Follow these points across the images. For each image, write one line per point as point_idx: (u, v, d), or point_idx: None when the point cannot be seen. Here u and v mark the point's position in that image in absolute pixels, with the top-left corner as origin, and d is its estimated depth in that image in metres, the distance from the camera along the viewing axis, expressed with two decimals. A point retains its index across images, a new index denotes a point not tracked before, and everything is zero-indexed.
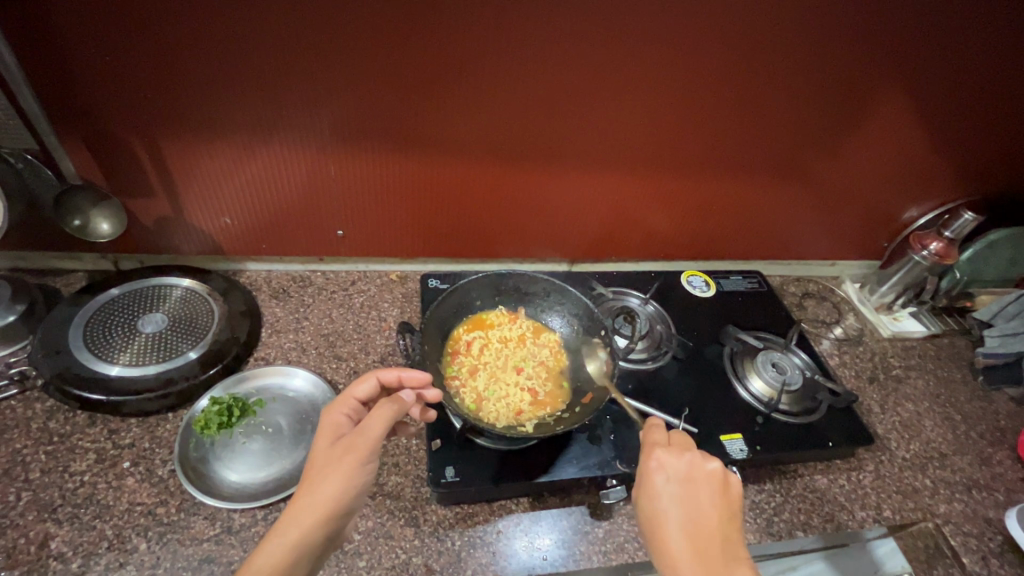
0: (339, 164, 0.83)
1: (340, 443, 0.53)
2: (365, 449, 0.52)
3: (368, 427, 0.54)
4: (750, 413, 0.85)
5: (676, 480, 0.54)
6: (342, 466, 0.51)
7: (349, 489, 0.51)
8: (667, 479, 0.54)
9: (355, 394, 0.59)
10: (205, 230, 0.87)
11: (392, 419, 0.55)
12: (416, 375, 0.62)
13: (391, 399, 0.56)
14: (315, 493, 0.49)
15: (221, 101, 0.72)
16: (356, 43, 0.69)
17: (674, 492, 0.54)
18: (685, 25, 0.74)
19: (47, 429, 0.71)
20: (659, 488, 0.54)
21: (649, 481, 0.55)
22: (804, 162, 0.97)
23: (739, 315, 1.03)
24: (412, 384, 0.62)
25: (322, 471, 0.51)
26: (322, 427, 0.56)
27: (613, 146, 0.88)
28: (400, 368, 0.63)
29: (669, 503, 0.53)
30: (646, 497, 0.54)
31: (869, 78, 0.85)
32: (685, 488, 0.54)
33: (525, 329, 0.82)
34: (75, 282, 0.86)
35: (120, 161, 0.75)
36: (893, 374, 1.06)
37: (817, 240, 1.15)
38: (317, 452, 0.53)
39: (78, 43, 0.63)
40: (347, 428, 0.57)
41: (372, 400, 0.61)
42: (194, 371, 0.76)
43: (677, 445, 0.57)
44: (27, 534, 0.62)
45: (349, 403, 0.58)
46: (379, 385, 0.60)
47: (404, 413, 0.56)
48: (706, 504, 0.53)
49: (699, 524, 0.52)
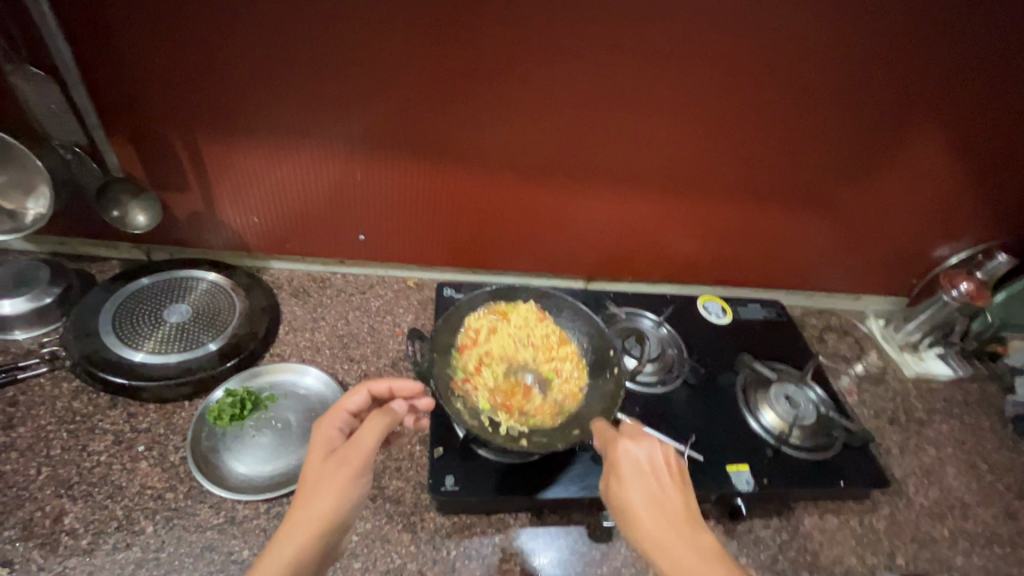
0: (365, 171, 0.85)
1: (332, 458, 0.54)
2: (358, 462, 0.54)
3: (360, 441, 0.55)
4: (759, 445, 0.84)
5: (642, 464, 0.57)
6: (335, 481, 0.52)
7: (344, 502, 0.51)
8: (634, 464, 0.57)
9: (345, 407, 0.60)
10: (235, 227, 0.90)
11: (384, 430, 0.57)
12: (406, 384, 0.64)
13: (382, 411, 0.58)
14: (311, 507, 0.50)
15: (259, 104, 0.75)
16: (390, 55, 0.72)
17: (643, 475, 0.57)
18: (715, 50, 0.75)
19: (71, 409, 0.74)
20: (626, 474, 0.57)
21: (618, 465, 0.58)
22: (831, 192, 0.96)
23: (755, 344, 1.01)
24: (401, 395, 0.64)
25: (316, 485, 0.52)
26: (314, 441, 0.57)
27: (635, 167, 0.89)
28: (389, 380, 0.64)
29: (634, 486, 0.56)
30: (615, 484, 0.57)
31: (901, 111, 0.84)
32: (650, 474, 0.57)
33: (550, 334, 0.81)
34: (109, 270, 0.90)
35: (160, 157, 0.79)
36: (916, 417, 1.02)
37: (841, 273, 1.12)
38: (310, 467, 0.54)
39: (132, 44, 0.67)
40: (340, 441, 0.58)
41: (363, 412, 0.63)
42: (212, 363, 0.79)
43: (641, 435, 0.61)
44: (44, 508, 0.65)
45: (341, 415, 0.59)
46: (370, 397, 0.62)
47: (395, 424, 0.59)
48: (668, 486, 0.56)
49: (664, 505, 0.54)
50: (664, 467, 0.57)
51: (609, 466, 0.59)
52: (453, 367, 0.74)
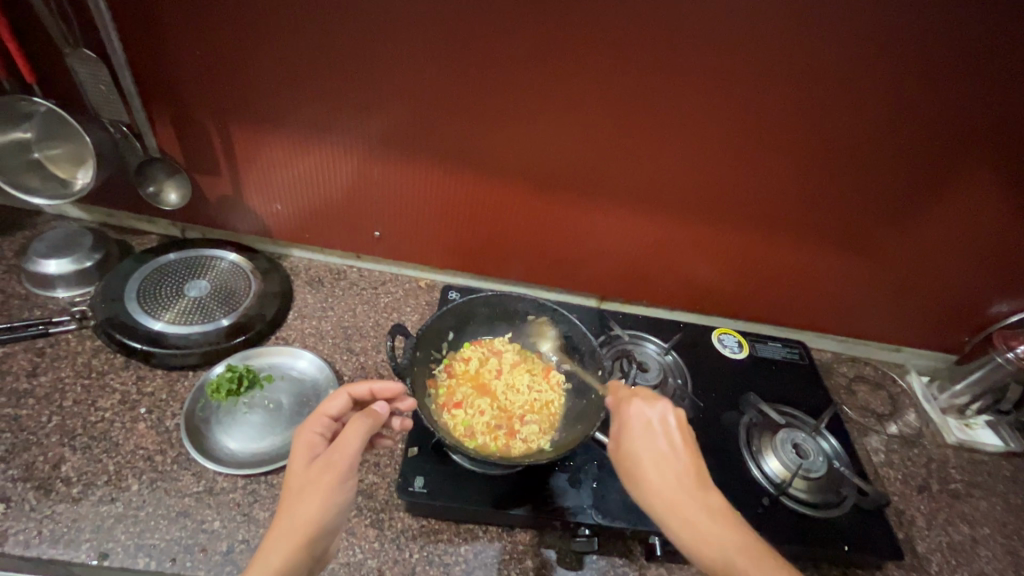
0: (382, 169, 0.87)
1: (316, 463, 0.54)
2: (342, 466, 0.53)
3: (342, 446, 0.54)
4: (755, 492, 0.78)
5: (652, 424, 0.58)
6: (320, 486, 0.52)
7: (330, 507, 0.51)
8: (644, 425, 0.59)
9: (326, 410, 0.59)
10: (260, 214, 0.95)
11: (367, 432, 0.56)
12: (388, 385, 0.64)
13: (363, 413, 0.57)
14: (294, 515, 0.50)
15: (284, 98, 0.79)
16: (407, 57, 0.74)
17: (653, 436, 0.57)
18: (740, 72, 0.71)
19: (88, 366, 0.80)
20: (637, 434, 0.58)
21: (629, 425, 0.59)
22: (868, 231, 0.89)
23: (769, 386, 0.95)
24: (384, 396, 0.64)
25: (300, 493, 0.52)
26: (296, 448, 0.56)
27: (651, 187, 0.86)
28: (370, 381, 0.64)
29: (645, 444, 0.57)
30: (625, 442, 0.59)
31: (952, 151, 0.77)
32: (659, 433, 0.58)
33: (550, 400, 0.79)
34: (147, 242, 0.97)
35: (195, 141, 0.85)
36: (951, 488, 0.92)
37: (878, 320, 1.04)
38: (295, 474, 0.54)
39: (174, 34, 0.73)
40: (323, 446, 0.57)
41: (346, 415, 0.62)
42: (219, 338, 0.83)
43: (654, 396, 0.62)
44: (46, 453, 0.70)
45: (321, 420, 0.58)
46: (351, 400, 0.61)
47: (377, 426, 0.58)
48: (677, 444, 0.57)
49: (673, 462, 0.56)
50: (674, 430, 0.58)
51: (619, 426, 0.61)
52: (471, 362, 0.82)
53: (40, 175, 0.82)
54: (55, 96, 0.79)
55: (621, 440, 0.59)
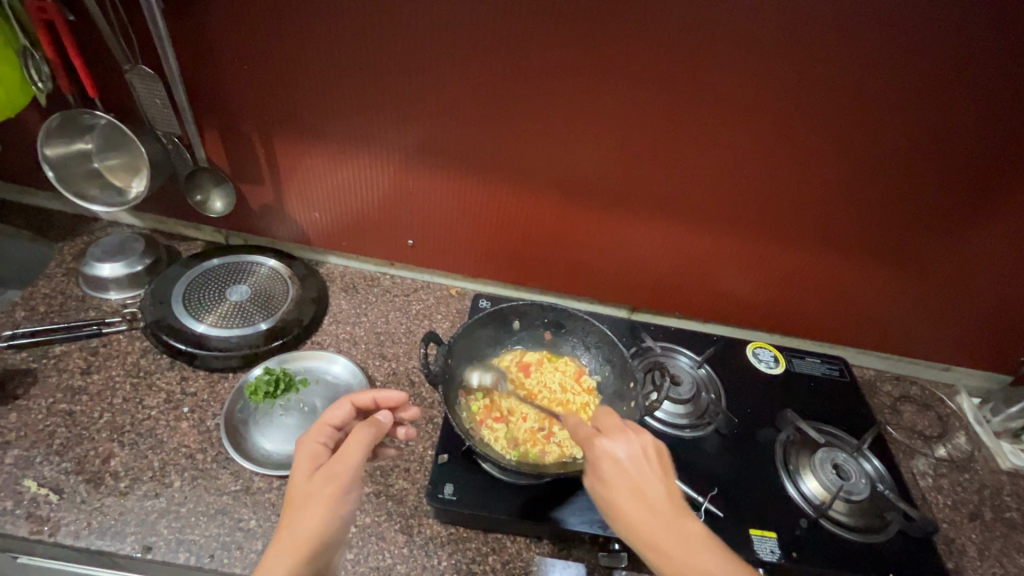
0: (418, 179, 0.89)
1: (319, 475, 0.54)
2: (346, 476, 0.54)
3: (346, 455, 0.55)
4: (792, 514, 0.76)
5: (622, 460, 0.57)
6: (322, 496, 0.53)
7: (331, 520, 0.52)
8: (616, 464, 0.57)
9: (329, 420, 0.61)
10: (299, 221, 0.98)
11: (371, 443, 0.58)
12: (391, 395, 0.67)
13: (367, 424, 0.59)
14: (297, 526, 0.50)
15: (326, 110, 0.81)
16: (445, 71, 0.75)
17: (626, 474, 0.56)
18: (781, 81, 0.70)
19: (137, 365, 0.84)
20: (609, 473, 0.56)
21: (599, 466, 0.57)
22: (913, 245, 0.85)
23: (807, 403, 0.92)
24: (386, 405, 0.67)
25: (302, 503, 0.52)
26: (300, 458, 0.57)
27: (686, 196, 0.85)
28: (373, 392, 0.67)
29: (617, 482, 0.56)
30: (598, 482, 0.57)
31: (1005, 162, 0.73)
32: (627, 468, 0.56)
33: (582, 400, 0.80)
34: (193, 248, 1.01)
35: (241, 151, 0.88)
36: (1005, 517, 0.86)
37: (924, 337, 0.99)
38: (297, 485, 0.54)
39: (225, 51, 0.76)
40: (326, 455, 0.58)
41: (349, 425, 0.63)
42: (258, 342, 0.86)
43: (618, 428, 0.60)
44: (96, 448, 0.73)
45: (324, 430, 0.60)
46: (353, 409, 0.64)
47: (381, 436, 0.59)
48: (650, 476, 0.56)
49: (649, 496, 0.55)
50: (646, 460, 0.57)
51: (591, 465, 0.59)
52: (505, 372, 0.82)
53: (98, 185, 0.87)
54: (114, 109, 0.84)
55: (597, 480, 0.57)
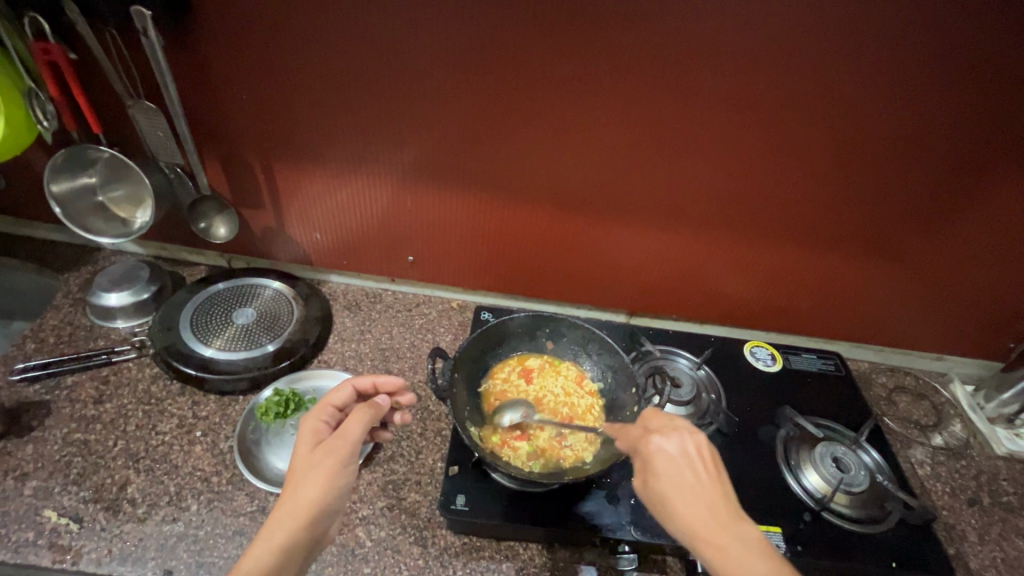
0: (416, 197, 0.91)
1: (320, 448, 0.57)
2: (345, 449, 0.57)
3: (347, 432, 0.58)
4: (795, 508, 0.78)
5: (676, 456, 0.56)
6: (322, 468, 0.55)
7: (330, 490, 0.54)
8: (669, 460, 0.56)
9: (331, 401, 0.63)
10: (301, 243, 1.00)
11: (369, 421, 0.61)
12: (389, 380, 0.68)
13: (368, 404, 0.62)
14: (299, 496, 0.53)
15: (324, 135, 0.84)
16: (438, 93, 0.78)
17: (677, 472, 0.55)
18: (761, 90, 0.73)
19: (149, 392, 0.85)
20: (661, 470, 0.55)
21: (653, 463, 0.57)
22: (899, 239, 0.88)
23: (805, 399, 0.94)
24: (385, 389, 0.68)
25: (303, 475, 0.54)
26: (302, 434, 0.59)
27: (677, 203, 0.87)
28: (372, 376, 0.68)
29: (670, 479, 0.55)
30: (649, 480, 0.56)
31: (979, 156, 0.77)
32: (681, 466, 0.55)
33: (586, 404, 0.82)
34: (197, 273, 1.03)
35: (242, 178, 0.90)
36: (1003, 502, 0.89)
37: (915, 328, 1.02)
38: (298, 458, 0.57)
39: (225, 83, 0.79)
40: (328, 433, 0.60)
41: (348, 409, 0.65)
42: (266, 363, 0.87)
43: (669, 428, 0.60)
44: (113, 476, 0.75)
45: (327, 409, 0.62)
46: (355, 393, 0.66)
47: (379, 418, 0.62)
48: (704, 477, 0.54)
49: (702, 496, 0.53)
50: (699, 461, 0.56)
51: (642, 462, 0.58)
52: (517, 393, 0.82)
53: (104, 218, 0.89)
54: (117, 142, 0.86)
55: (647, 477, 0.57)
